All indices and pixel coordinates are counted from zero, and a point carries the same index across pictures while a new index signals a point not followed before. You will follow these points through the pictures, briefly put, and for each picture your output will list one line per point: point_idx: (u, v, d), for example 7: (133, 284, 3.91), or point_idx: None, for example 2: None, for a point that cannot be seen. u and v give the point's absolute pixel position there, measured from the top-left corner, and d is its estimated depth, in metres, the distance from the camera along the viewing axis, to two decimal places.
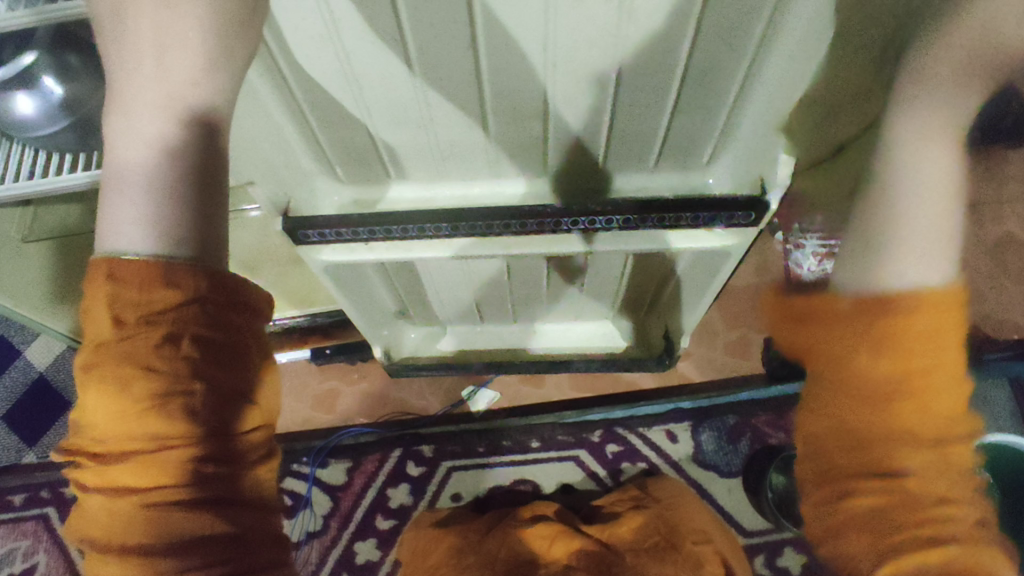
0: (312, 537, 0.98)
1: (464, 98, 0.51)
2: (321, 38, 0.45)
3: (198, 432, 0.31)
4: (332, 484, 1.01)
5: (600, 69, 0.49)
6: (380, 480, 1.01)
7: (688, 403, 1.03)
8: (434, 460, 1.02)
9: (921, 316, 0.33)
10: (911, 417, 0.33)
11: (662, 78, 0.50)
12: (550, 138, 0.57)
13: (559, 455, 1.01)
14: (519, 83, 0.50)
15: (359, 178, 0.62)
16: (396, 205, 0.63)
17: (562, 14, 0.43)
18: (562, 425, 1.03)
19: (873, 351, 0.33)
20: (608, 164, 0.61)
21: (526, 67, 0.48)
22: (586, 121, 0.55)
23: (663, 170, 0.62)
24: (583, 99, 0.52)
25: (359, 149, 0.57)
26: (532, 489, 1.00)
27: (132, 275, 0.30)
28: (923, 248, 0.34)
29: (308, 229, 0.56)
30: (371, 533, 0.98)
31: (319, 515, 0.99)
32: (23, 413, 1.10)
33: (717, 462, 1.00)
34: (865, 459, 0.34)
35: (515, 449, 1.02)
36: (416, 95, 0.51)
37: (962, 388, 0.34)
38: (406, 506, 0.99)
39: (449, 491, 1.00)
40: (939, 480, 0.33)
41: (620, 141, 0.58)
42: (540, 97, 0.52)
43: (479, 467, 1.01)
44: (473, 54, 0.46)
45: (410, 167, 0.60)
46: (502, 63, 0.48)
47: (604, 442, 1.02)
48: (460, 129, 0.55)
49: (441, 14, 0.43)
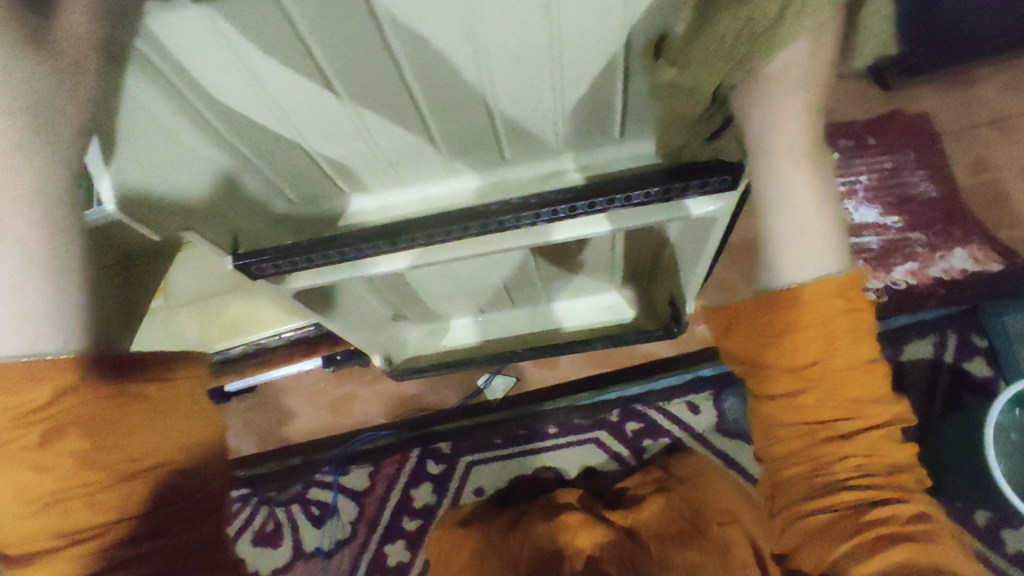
0: (342, 544, 0.99)
1: (397, 103, 0.47)
2: (227, 64, 0.41)
3: (106, 484, 0.40)
4: (355, 490, 1.01)
5: (536, 51, 0.44)
6: (402, 482, 1.01)
7: (707, 370, 0.98)
8: (453, 457, 1.01)
9: (836, 353, 0.44)
10: (840, 435, 0.45)
11: (605, 47, 0.45)
12: (503, 127, 0.52)
13: (578, 439, 0.99)
14: (455, 79, 0.45)
15: (312, 198, 0.58)
16: (357, 219, 0.60)
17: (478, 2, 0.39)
18: (578, 408, 1.01)
19: (785, 374, 0.46)
20: (568, 142, 0.57)
21: (458, 61, 0.43)
22: (539, 104, 0.50)
23: (630, 139, 0.57)
24: (528, 83, 0.47)
25: (302, 168, 0.54)
26: (554, 476, 0.98)
27: (14, 382, 0.37)
28: (813, 248, 0.45)
29: (260, 264, 0.53)
30: (399, 535, 0.98)
31: (347, 522, 1.00)
32: None
33: (743, 429, 0.96)
34: (813, 473, 0.46)
35: (532, 437, 1.00)
36: (346, 108, 0.47)
37: (878, 405, 0.45)
38: (430, 505, 0.99)
39: (470, 486, 0.99)
40: (873, 489, 0.44)
41: (576, 117, 0.53)
42: (482, 89, 0.47)
43: (499, 459, 1.00)
44: (392, 60, 0.42)
45: (363, 178, 0.57)
46: (427, 62, 0.43)
47: (623, 420, 0.99)
48: (402, 131, 0.51)
49: (346, 22, 0.39)
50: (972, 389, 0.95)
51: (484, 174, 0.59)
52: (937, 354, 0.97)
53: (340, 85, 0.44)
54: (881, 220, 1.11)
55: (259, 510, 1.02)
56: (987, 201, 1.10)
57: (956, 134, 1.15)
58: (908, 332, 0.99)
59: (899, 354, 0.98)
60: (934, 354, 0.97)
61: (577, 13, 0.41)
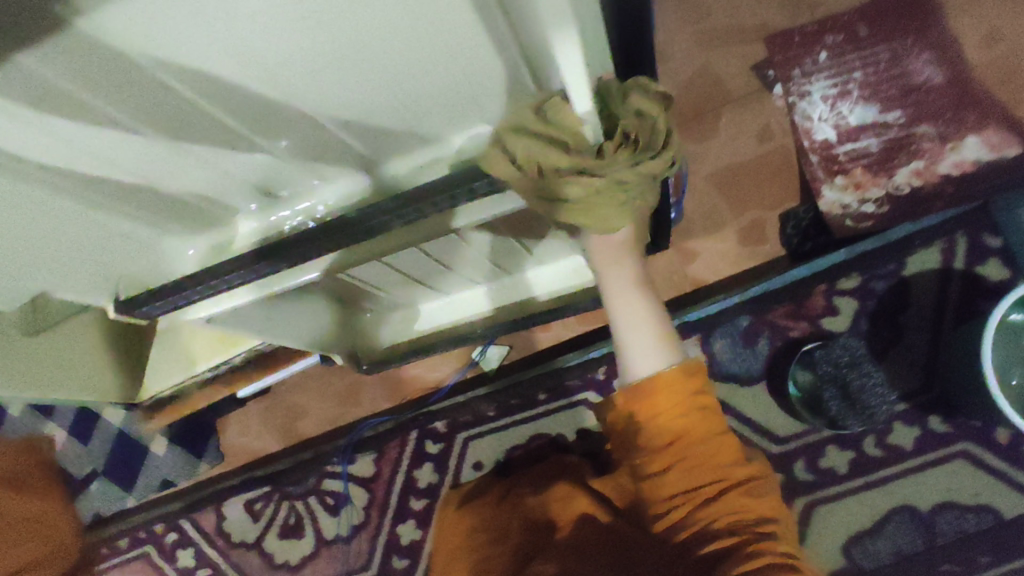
0: (359, 528, 1.04)
1: (217, 130, 0.44)
2: (42, 132, 0.39)
3: None
4: (363, 477, 1.05)
5: (332, 54, 0.40)
6: (405, 464, 1.03)
7: (695, 313, 0.92)
8: (449, 434, 1.02)
9: (673, 414, 0.54)
10: (699, 480, 0.54)
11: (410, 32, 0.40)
12: (346, 129, 0.48)
13: (568, 402, 0.97)
14: (262, 95, 0.42)
15: (200, 226, 0.57)
16: (250, 237, 0.59)
17: (232, 23, 0.35)
18: (566, 370, 0.97)
19: (647, 441, 0.56)
20: (437, 131, 0.51)
21: (251, 80, 0.40)
22: (373, 101, 0.45)
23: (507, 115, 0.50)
24: (347, 87, 0.43)
25: (168, 207, 0.52)
26: (548, 441, 0.97)
27: None
28: (647, 355, 0.58)
29: (146, 306, 0.53)
30: (409, 515, 1.01)
31: (360, 508, 1.04)
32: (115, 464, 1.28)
33: (736, 371, 0.90)
34: (691, 514, 0.54)
35: (523, 406, 0.99)
36: (163, 149, 0.45)
37: (718, 446, 0.54)
38: (434, 484, 1.01)
39: (469, 461, 1.00)
40: (737, 522, 0.52)
41: (426, 106, 0.47)
42: (298, 99, 0.43)
43: (494, 431, 1.00)
44: (180, 94, 0.39)
45: (237, 198, 0.55)
46: (223, 91, 0.40)
47: (612, 376, 0.96)
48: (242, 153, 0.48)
49: (112, 70, 0.36)
50: (987, 295, 0.86)
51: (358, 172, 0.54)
52: (947, 261, 0.87)
53: (146, 129, 0.42)
54: (880, 118, 1.00)
55: (281, 504, 1.09)
56: (1005, 75, 0.96)
57: (963, 4, 0.99)
58: (913, 242, 0.87)
59: (903, 268, 0.87)
60: (942, 262, 0.87)
61: (348, 8, 0.36)
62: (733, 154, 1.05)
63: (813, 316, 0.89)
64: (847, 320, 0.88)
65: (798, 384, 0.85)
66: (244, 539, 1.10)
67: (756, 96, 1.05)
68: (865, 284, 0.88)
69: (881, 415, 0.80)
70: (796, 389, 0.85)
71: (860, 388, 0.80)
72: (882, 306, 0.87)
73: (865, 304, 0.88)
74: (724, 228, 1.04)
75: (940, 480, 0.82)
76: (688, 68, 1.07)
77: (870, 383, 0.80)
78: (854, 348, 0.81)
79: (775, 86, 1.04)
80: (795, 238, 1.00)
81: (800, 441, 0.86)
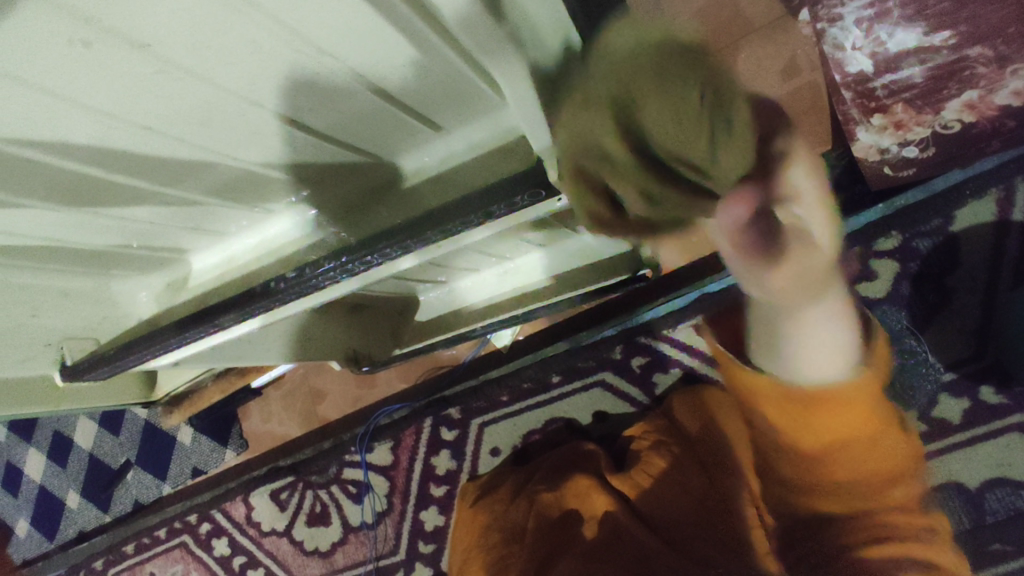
0: (383, 515, 1.03)
1: (130, 191, 0.44)
2: None
3: None
4: (383, 464, 1.03)
5: (231, 110, 0.38)
6: (422, 451, 1.01)
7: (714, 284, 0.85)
8: (464, 420, 0.99)
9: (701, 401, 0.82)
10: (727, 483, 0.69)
11: (321, 83, 0.38)
12: (272, 169, 0.46)
13: (584, 384, 0.93)
14: (146, 151, 0.40)
15: (155, 267, 0.57)
16: (204, 277, 0.57)
17: (101, 95, 0.33)
18: (579, 350, 0.92)
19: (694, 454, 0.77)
20: (379, 155, 0.49)
21: (130, 137, 0.38)
22: (282, 143, 0.43)
23: (455, 131, 0.47)
24: (261, 142, 0.42)
25: (108, 253, 0.52)
26: (565, 425, 0.93)
27: None
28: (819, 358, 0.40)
29: (116, 360, 0.55)
30: (431, 502, 1.00)
31: (382, 496, 1.03)
32: (148, 454, 1.33)
33: None
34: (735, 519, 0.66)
35: (537, 389, 0.95)
36: (83, 213, 0.45)
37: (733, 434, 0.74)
38: (453, 470, 0.99)
39: (487, 447, 0.97)
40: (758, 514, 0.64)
41: (355, 136, 0.45)
42: (191, 149, 0.41)
43: (509, 415, 0.96)
44: (61, 165, 0.38)
45: (184, 240, 0.54)
46: (115, 155, 0.39)
47: (629, 356, 0.91)
48: (170, 208, 0.48)
49: None
50: None
51: (307, 208, 0.53)
52: (1003, 213, 0.78)
53: (40, 198, 0.41)
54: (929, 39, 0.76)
55: (306, 493, 1.09)
56: None
57: None
58: (963, 191, 0.79)
59: (951, 223, 0.79)
60: (997, 213, 0.78)
61: (219, 60, 0.33)
62: None
63: (847, 281, 0.81)
64: (887, 284, 0.80)
65: None
66: (274, 526, 1.11)
67: (779, 29, 0.93)
68: (906, 243, 0.80)
69: (919, 393, 0.75)
70: None
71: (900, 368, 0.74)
72: (927, 268, 0.79)
73: (907, 266, 0.79)
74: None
75: (996, 453, 0.75)
76: (698, 3, 0.97)
77: (911, 361, 0.74)
78: (892, 324, 0.75)
79: (802, 14, 0.91)
80: (828, 188, 0.88)
81: None
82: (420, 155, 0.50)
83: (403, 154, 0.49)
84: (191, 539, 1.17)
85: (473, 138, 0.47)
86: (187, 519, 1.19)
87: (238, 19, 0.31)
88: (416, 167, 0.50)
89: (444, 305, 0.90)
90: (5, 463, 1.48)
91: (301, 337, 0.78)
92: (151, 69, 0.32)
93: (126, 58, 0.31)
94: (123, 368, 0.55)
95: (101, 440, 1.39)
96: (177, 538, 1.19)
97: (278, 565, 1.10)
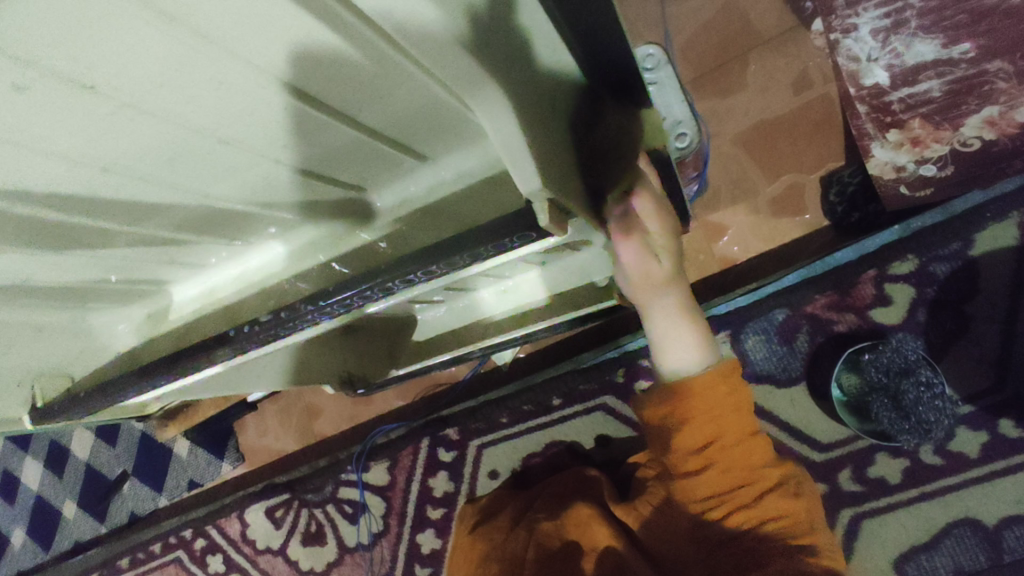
0: (379, 537, 1.01)
1: (94, 230, 0.41)
2: None
3: None
4: (379, 485, 1.01)
5: (196, 148, 0.35)
6: (419, 473, 0.98)
7: (721, 307, 0.82)
8: (463, 442, 0.96)
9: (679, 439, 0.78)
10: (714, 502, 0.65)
11: (295, 117, 0.35)
12: (250, 205, 0.44)
13: (585, 408, 0.90)
14: (112, 192, 0.37)
15: (132, 298, 0.54)
16: (185, 309, 0.54)
17: (45, 137, 0.30)
18: (582, 372, 0.89)
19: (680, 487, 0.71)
20: (364, 184, 0.46)
21: (91, 178, 0.35)
22: (257, 178, 0.40)
23: (444, 159, 0.44)
24: (233, 179, 0.39)
25: (82, 288, 0.50)
26: (566, 448, 0.91)
27: None
28: (679, 345, 0.63)
29: (96, 397, 0.52)
30: (428, 524, 0.97)
31: (378, 517, 1.01)
32: (144, 466, 1.32)
33: (772, 371, 0.81)
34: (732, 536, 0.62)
35: (537, 412, 0.92)
36: (48, 254, 0.43)
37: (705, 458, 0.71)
38: (450, 493, 0.96)
39: (486, 470, 0.95)
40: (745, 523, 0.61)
41: (335, 166, 0.42)
42: (161, 188, 0.38)
43: (508, 438, 0.94)
44: (14, 209, 0.36)
45: (160, 272, 0.51)
46: (71, 196, 0.36)
47: (632, 379, 0.88)
48: (142, 247, 0.45)
49: None
50: None
51: (287, 238, 0.50)
52: None
53: (2, 241, 0.39)
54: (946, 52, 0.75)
55: (302, 511, 1.07)
56: None
57: None
58: (984, 213, 0.75)
59: (970, 247, 0.75)
60: (1019, 237, 0.74)
61: (182, 98, 0.31)
62: (764, 113, 0.91)
63: (860, 306, 0.78)
64: (902, 310, 0.77)
65: (844, 389, 0.75)
66: (270, 545, 1.09)
67: (791, 39, 0.90)
68: (924, 267, 0.76)
69: (936, 429, 0.70)
70: (841, 394, 0.75)
71: (914, 400, 0.69)
72: (944, 293, 0.75)
73: (924, 292, 0.76)
74: (756, 199, 0.91)
75: (1016, 489, 0.71)
76: (707, 12, 0.93)
77: (927, 395, 0.69)
78: (907, 352, 0.70)
79: (815, 24, 0.88)
80: (840, 207, 0.86)
81: (847, 448, 0.77)
82: (404, 185, 0.46)
83: (386, 183, 0.46)
84: (185, 556, 1.15)
85: (464, 166, 0.44)
86: (182, 535, 1.17)
87: (197, 56, 0.28)
88: (397, 200, 0.47)
89: (440, 325, 0.88)
90: (2, 472, 1.47)
91: (294, 362, 0.77)
92: (108, 110, 0.30)
93: (77, 100, 0.29)
94: (101, 407, 0.53)
95: (97, 451, 1.37)
96: (172, 554, 1.17)
97: None
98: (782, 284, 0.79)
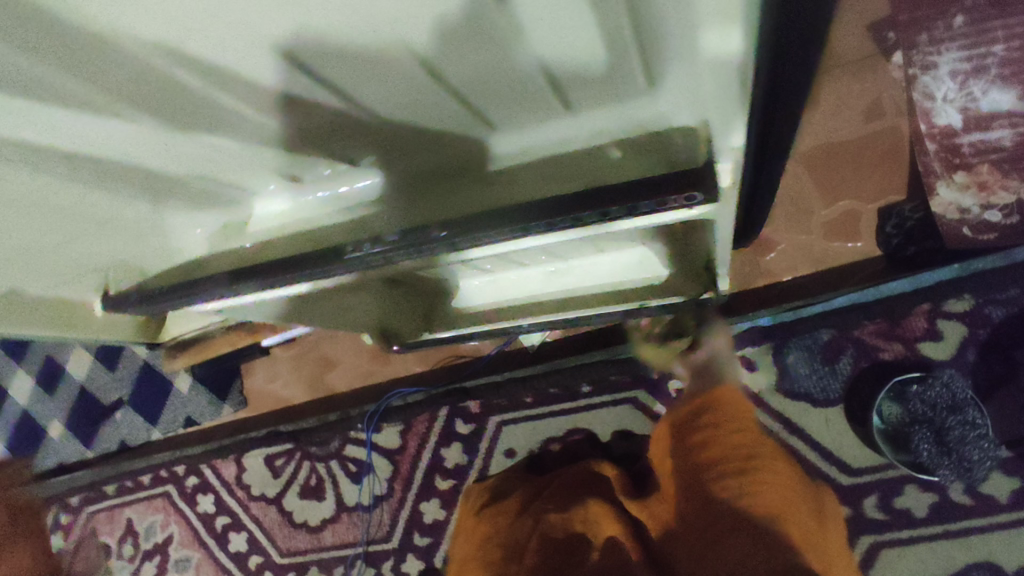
0: (380, 500, 0.99)
1: (214, 114, 0.39)
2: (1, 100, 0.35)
3: None
4: (389, 447, 1.00)
5: (356, 45, 0.32)
6: (433, 441, 0.97)
7: (765, 318, 0.82)
8: (482, 416, 0.95)
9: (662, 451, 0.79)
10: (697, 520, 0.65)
11: (478, 40, 0.32)
12: (380, 121, 0.41)
13: (613, 399, 0.89)
14: (257, 75, 0.34)
15: (217, 204, 0.53)
16: (265, 225, 0.53)
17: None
18: (614, 362, 0.89)
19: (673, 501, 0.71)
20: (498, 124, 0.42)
21: (242, 50, 0.32)
22: (404, 96, 0.37)
23: (586, 113, 0.40)
24: (381, 90, 0.36)
25: (167, 178, 0.47)
26: (587, 437, 0.90)
27: None
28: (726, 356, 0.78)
29: (175, 301, 0.51)
30: (434, 494, 0.96)
31: (383, 479, 0.99)
32: (144, 396, 1.30)
33: (810, 390, 0.81)
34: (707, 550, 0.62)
35: (563, 396, 0.91)
36: (159, 127, 0.40)
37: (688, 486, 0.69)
38: (462, 465, 0.95)
39: (502, 448, 0.94)
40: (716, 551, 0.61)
41: (482, 99, 0.38)
42: (306, 83, 0.36)
43: (530, 418, 0.93)
44: (150, 70, 0.33)
45: (256, 179, 0.49)
46: (213, 70, 0.34)
47: (666, 378, 0.87)
48: (244, 138, 0.42)
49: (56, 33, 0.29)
50: None
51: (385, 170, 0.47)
52: None
53: (123, 101, 0.36)
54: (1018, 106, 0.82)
55: (303, 464, 1.05)
56: None
57: None
58: None
59: None
60: None
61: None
62: (833, 135, 0.91)
63: (909, 338, 0.78)
64: (952, 348, 0.77)
65: (884, 416, 0.75)
66: (264, 493, 1.07)
67: (871, 66, 0.89)
68: (978, 308, 0.76)
69: (975, 468, 0.71)
70: (880, 420, 0.76)
71: (958, 436, 0.70)
72: (996, 338, 0.75)
73: (975, 333, 0.76)
74: (811, 220, 0.91)
75: None
76: None
77: (972, 434, 0.70)
78: (953, 389, 0.71)
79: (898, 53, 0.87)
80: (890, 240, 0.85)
81: (875, 475, 0.77)
82: (527, 135, 0.43)
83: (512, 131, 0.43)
84: (174, 490, 1.13)
85: (605, 125, 0.41)
86: (173, 469, 1.15)
87: None
88: (513, 151, 0.45)
89: (480, 296, 0.85)
90: None
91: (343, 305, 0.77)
92: None
93: None
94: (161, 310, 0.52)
95: (95, 374, 1.34)
96: (161, 487, 1.15)
97: (262, 534, 1.06)
98: (831, 305, 0.80)
